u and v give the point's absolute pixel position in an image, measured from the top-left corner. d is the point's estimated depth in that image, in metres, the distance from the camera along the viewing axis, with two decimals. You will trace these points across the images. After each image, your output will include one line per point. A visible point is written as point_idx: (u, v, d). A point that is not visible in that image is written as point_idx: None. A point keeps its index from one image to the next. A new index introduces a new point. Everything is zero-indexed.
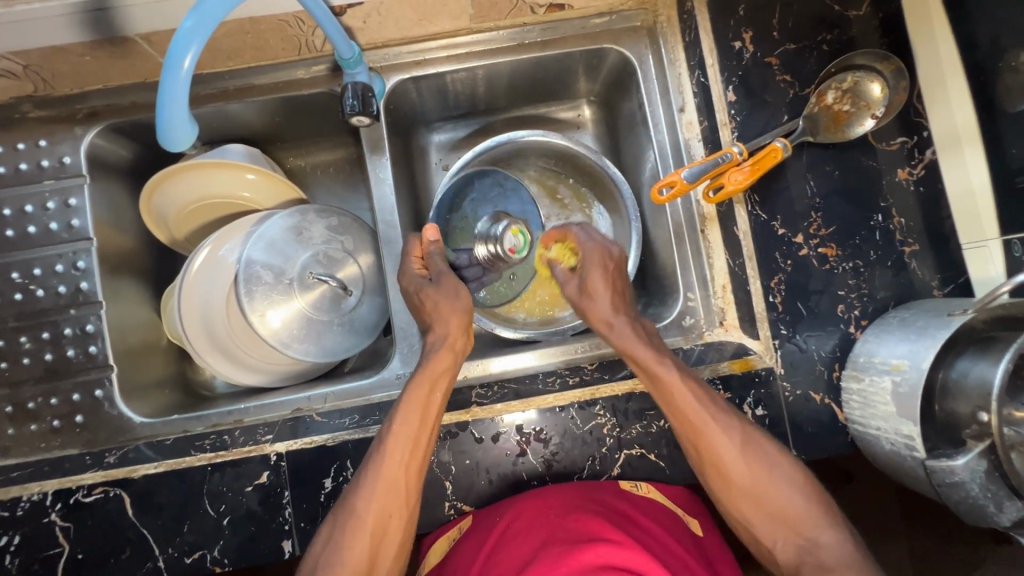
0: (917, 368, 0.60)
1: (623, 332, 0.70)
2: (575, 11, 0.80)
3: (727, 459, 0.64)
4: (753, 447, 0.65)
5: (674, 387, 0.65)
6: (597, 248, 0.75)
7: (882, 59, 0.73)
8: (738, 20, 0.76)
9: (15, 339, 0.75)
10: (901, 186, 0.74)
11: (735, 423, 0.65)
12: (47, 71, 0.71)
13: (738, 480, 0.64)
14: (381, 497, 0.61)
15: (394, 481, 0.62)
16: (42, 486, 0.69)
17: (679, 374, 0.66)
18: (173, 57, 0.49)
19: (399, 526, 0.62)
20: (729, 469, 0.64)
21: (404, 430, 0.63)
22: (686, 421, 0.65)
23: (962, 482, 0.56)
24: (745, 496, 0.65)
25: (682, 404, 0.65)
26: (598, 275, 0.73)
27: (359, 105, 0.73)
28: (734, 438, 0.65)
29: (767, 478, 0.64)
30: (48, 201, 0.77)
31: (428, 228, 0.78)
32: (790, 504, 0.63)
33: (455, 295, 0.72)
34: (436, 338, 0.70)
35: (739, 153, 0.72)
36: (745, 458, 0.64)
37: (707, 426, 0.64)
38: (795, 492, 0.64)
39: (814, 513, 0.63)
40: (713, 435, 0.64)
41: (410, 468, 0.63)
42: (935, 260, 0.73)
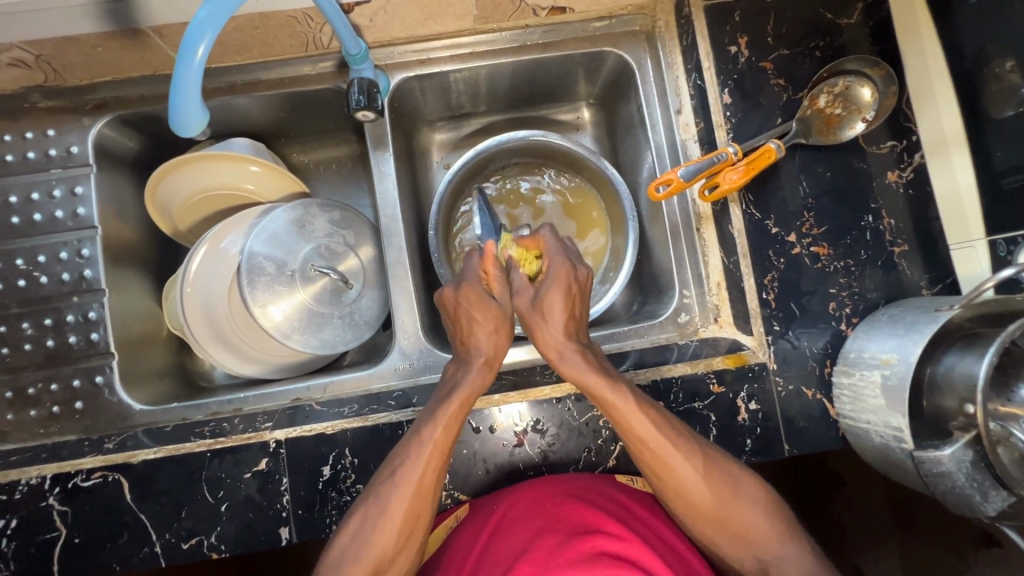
0: (905, 361, 0.62)
1: (573, 361, 0.66)
2: (576, 14, 0.83)
3: (690, 485, 0.64)
4: (717, 467, 0.65)
5: (629, 414, 0.63)
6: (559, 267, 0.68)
7: (872, 65, 0.75)
8: (734, 25, 0.79)
9: (17, 325, 0.76)
10: (891, 188, 0.77)
11: (696, 448, 0.65)
12: (58, 61, 0.73)
13: (706, 506, 0.64)
14: (410, 499, 0.62)
15: (425, 482, 0.62)
16: (40, 470, 0.70)
17: (635, 400, 0.64)
18: (187, 45, 0.51)
19: (423, 524, 0.63)
20: (693, 496, 0.64)
21: (442, 434, 0.63)
22: (649, 452, 0.64)
23: (949, 472, 0.57)
24: (711, 520, 0.64)
25: (640, 433, 0.63)
26: (558, 292, 0.66)
27: (365, 100, 0.75)
28: (696, 462, 0.64)
29: (731, 497, 0.64)
30: (54, 189, 0.78)
31: (493, 244, 0.71)
32: (756, 524, 0.64)
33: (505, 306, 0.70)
34: (479, 345, 0.69)
35: (734, 153, 0.74)
36: (709, 481, 0.64)
37: (669, 456, 0.63)
38: (759, 511, 0.64)
39: (776, 530, 0.64)
40: (678, 464, 0.63)
41: (440, 469, 0.64)
42: (923, 260, 0.75)
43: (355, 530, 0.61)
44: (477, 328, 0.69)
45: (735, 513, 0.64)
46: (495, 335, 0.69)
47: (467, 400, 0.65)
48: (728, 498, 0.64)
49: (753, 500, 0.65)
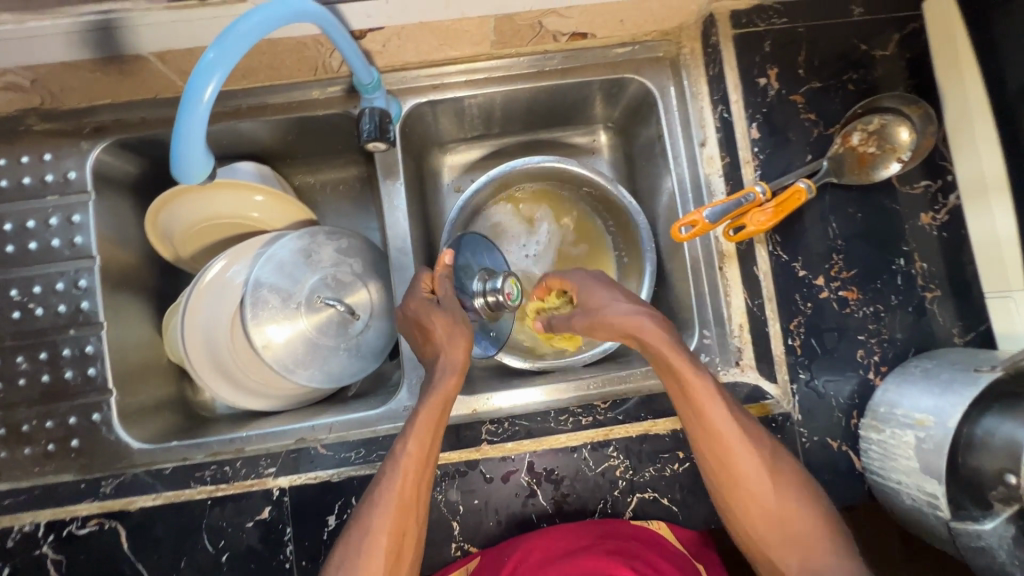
0: (942, 425, 0.59)
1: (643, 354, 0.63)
2: (597, 40, 0.79)
3: (758, 482, 0.61)
4: (787, 472, 0.62)
5: (704, 402, 0.61)
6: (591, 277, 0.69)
7: (910, 103, 0.71)
8: (764, 56, 0.75)
9: (12, 359, 0.73)
10: (924, 230, 0.73)
11: (767, 444, 0.62)
12: (55, 85, 0.69)
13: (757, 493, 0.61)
14: (394, 515, 0.59)
15: (407, 498, 0.60)
16: (34, 515, 0.67)
17: (714, 385, 0.62)
18: (192, 91, 0.47)
19: (412, 544, 0.61)
20: (759, 491, 0.61)
21: (416, 446, 0.61)
22: (708, 437, 0.62)
23: (988, 547, 0.56)
24: (770, 523, 0.60)
25: (716, 424, 0.61)
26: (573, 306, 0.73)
27: (376, 130, 0.71)
28: (763, 456, 0.62)
29: (792, 506, 0.60)
30: (51, 217, 0.74)
31: (447, 252, 0.72)
32: (812, 532, 0.59)
33: (460, 318, 0.67)
34: (440, 353, 0.66)
35: (762, 192, 0.71)
36: (776, 479, 0.61)
37: (738, 446, 0.61)
38: (820, 521, 0.60)
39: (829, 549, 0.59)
40: (749, 462, 0.61)
41: (421, 484, 0.61)
42: (956, 308, 0.72)
43: (341, 556, 0.59)
44: (436, 335, 0.66)
45: (796, 518, 0.60)
46: (449, 335, 0.66)
47: (439, 408, 0.63)
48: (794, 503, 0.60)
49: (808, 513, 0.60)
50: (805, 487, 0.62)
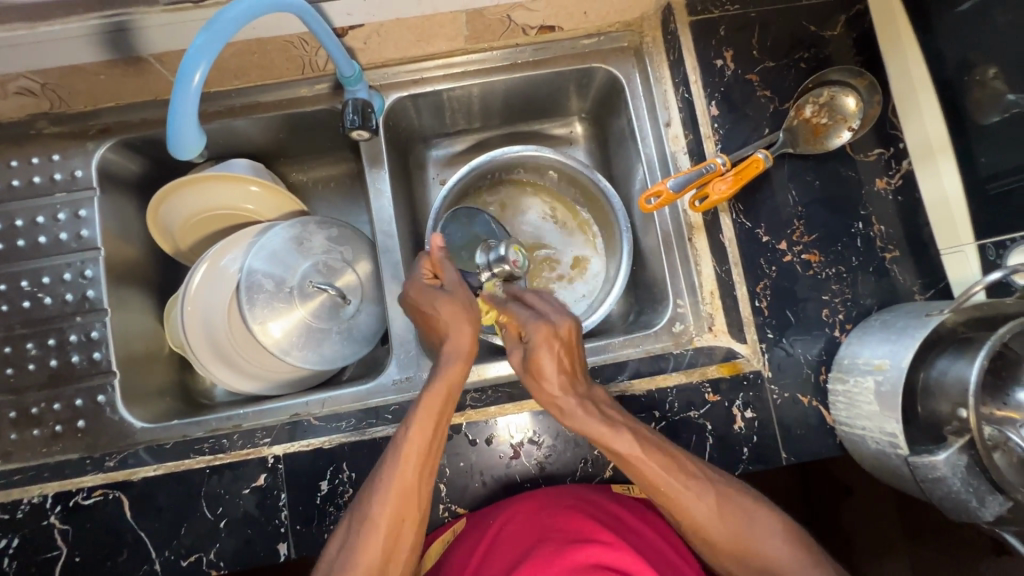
0: (897, 366, 0.62)
1: (574, 414, 0.64)
2: (565, 32, 0.85)
3: (702, 522, 0.63)
4: (736, 504, 0.64)
5: (633, 458, 0.63)
6: (541, 328, 0.63)
7: (856, 75, 0.77)
8: (720, 39, 0.80)
9: (22, 345, 0.77)
10: (880, 195, 0.77)
11: (710, 487, 0.64)
12: (63, 89, 0.75)
13: (720, 540, 0.63)
14: (393, 501, 0.62)
15: (408, 482, 0.62)
16: (42, 489, 0.70)
17: (638, 443, 0.63)
18: (184, 72, 0.52)
19: (412, 527, 0.63)
20: (708, 528, 0.63)
21: (417, 435, 0.63)
22: (653, 489, 0.63)
23: (943, 477, 0.57)
24: (729, 552, 0.63)
25: (650, 473, 0.63)
26: (544, 354, 0.63)
27: (359, 119, 0.76)
28: (711, 500, 0.63)
29: (751, 539, 0.63)
30: (59, 212, 0.80)
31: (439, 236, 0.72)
32: (775, 559, 0.62)
33: (468, 306, 0.67)
34: (445, 340, 0.66)
35: (723, 163, 0.75)
36: (724, 518, 0.63)
37: (680, 505, 0.63)
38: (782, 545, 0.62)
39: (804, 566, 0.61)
40: (689, 507, 0.63)
41: (422, 471, 0.63)
42: (915, 266, 0.76)
43: (343, 538, 0.62)
44: (442, 319, 0.67)
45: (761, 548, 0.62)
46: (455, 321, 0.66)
47: (445, 398, 0.64)
48: (754, 532, 0.63)
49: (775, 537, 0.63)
50: (775, 516, 0.64)
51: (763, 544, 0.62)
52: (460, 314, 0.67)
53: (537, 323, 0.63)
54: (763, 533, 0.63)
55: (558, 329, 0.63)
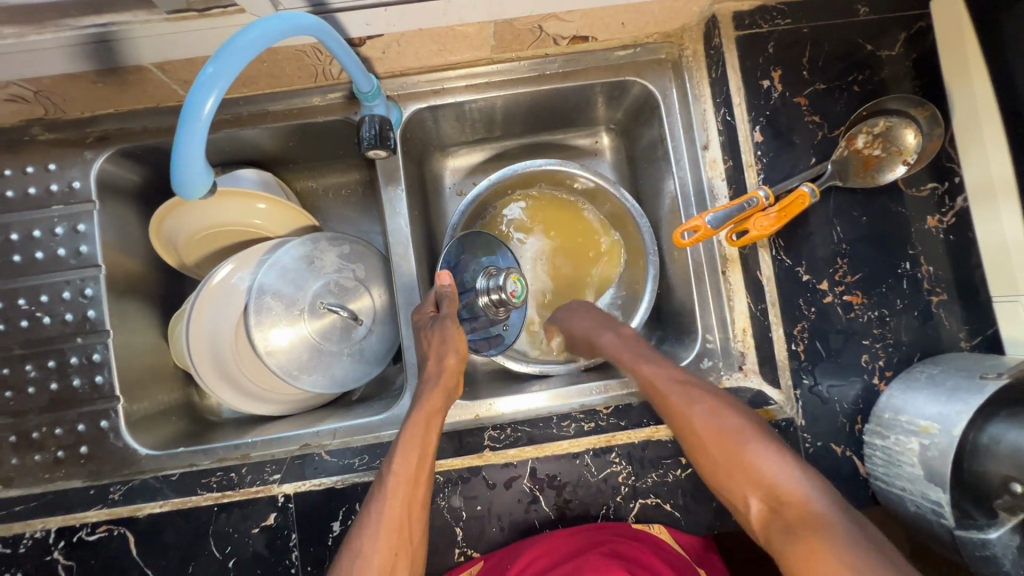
0: (947, 433, 0.58)
1: (611, 343, 0.73)
2: (599, 43, 0.78)
3: (746, 450, 0.58)
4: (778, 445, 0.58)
5: (636, 361, 0.69)
6: (587, 321, 0.78)
7: (916, 105, 0.71)
8: (768, 58, 0.74)
9: (20, 367, 0.74)
10: (930, 233, 0.72)
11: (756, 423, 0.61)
12: (57, 96, 0.70)
13: (711, 445, 0.60)
14: (387, 538, 0.59)
15: (396, 520, 0.60)
16: (46, 523, 0.69)
17: (657, 360, 0.69)
18: (192, 106, 0.47)
19: (407, 560, 0.59)
20: (703, 435, 0.60)
21: (401, 464, 0.62)
22: (657, 391, 0.65)
23: (994, 556, 0.56)
24: (730, 472, 0.58)
25: (648, 374, 0.67)
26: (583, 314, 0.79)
27: (376, 138, 0.71)
28: (705, 404, 0.62)
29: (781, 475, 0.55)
30: (56, 226, 0.75)
31: (445, 274, 0.75)
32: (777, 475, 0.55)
33: (451, 335, 0.70)
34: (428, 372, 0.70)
35: (766, 197, 0.70)
36: (717, 417, 0.61)
37: (738, 437, 0.59)
38: (782, 463, 0.56)
39: (805, 490, 0.54)
40: (741, 442, 0.58)
41: (410, 505, 0.61)
42: (963, 311, 0.71)
43: None
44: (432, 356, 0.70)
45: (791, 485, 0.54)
46: (441, 352, 0.69)
47: (430, 427, 0.65)
48: (752, 441, 0.58)
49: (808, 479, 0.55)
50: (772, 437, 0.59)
51: (751, 452, 0.58)
52: (447, 343, 0.69)
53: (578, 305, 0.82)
54: (760, 448, 0.58)
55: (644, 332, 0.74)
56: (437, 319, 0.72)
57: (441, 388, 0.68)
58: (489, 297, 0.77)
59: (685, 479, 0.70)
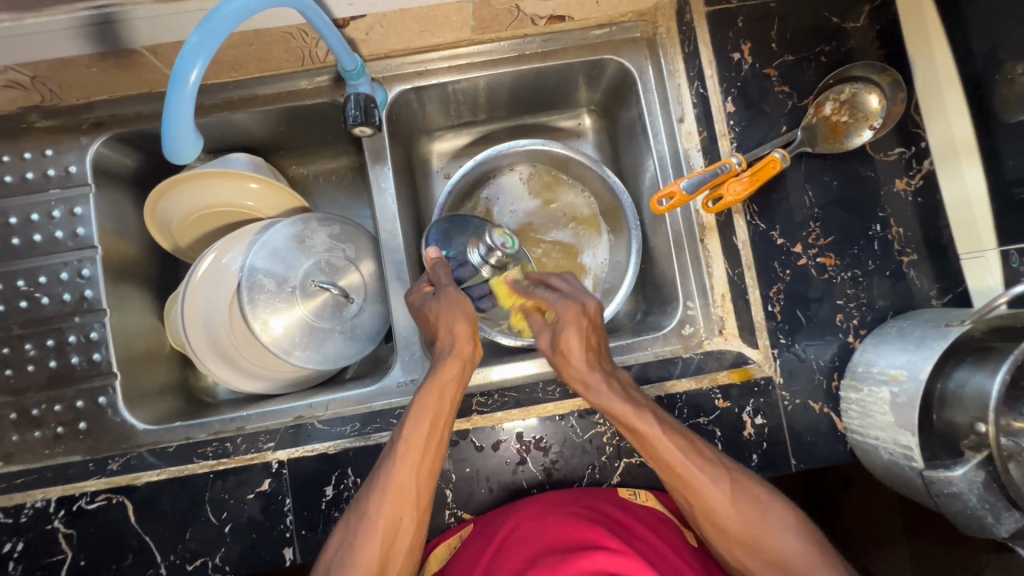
0: (915, 378, 0.60)
1: (600, 393, 0.66)
2: (575, 22, 0.81)
3: (719, 509, 0.62)
4: (748, 494, 0.63)
5: (655, 439, 0.63)
6: (571, 306, 0.69)
7: (879, 72, 0.74)
8: (737, 31, 0.77)
9: (20, 346, 0.76)
10: (900, 196, 0.75)
11: (725, 474, 0.63)
12: (53, 82, 0.72)
13: (732, 530, 0.62)
14: (390, 501, 0.61)
15: (403, 487, 0.62)
16: (45, 493, 0.70)
17: (662, 425, 0.64)
18: (179, 71, 0.50)
19: (410, 527, 0.62)
20: (721, 517, 0.62)
21: (417, 431, 0.64)
22: (674, 475, 0.63)
23: (960, 493, 0.57)
24: (740, 543, 0.62)
25: (671, 459, 0.63)
26: (574, 332, 0.68)
27: (361, 115, 0.74)
28: (726, 489, 0.63)
29: (761, 527, 0.62)
30: (54, 209, 0.78)
31: (433, 250, 0.77)
32: (783, 545, 0.61)
33: (458, 303, 0.70)
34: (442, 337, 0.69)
35: (739, 163, 0.73)
36: (737, 501, 0.62)
37: (755, 518, 0.62)
38: (789, 534, 0.62)
39: (811, 559, 0.60)
40: (697, 477, 0.63)
41: (419, 472, 0.63)
42: (933, 269, 0.74)
43: (341, 539, 0.61)
44: (442, 320, 0.69)
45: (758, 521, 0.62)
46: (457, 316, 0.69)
47: (443, 398, 0.66)
48: (763, 520, 0.62)
49: (781, 523, 0.62)
50: (787, 509, 0.63)
51: (763, 532, 0.62)
52: (454, 310, 0.69)
53: (567, 305, 0.70)
54: (773, 521, 0.62)
55: (585, 307, 0.70)
56: (436, 294, 0.72)
57: (457, 356, 0.68)
58: (490, 264, 0.79)
59: None
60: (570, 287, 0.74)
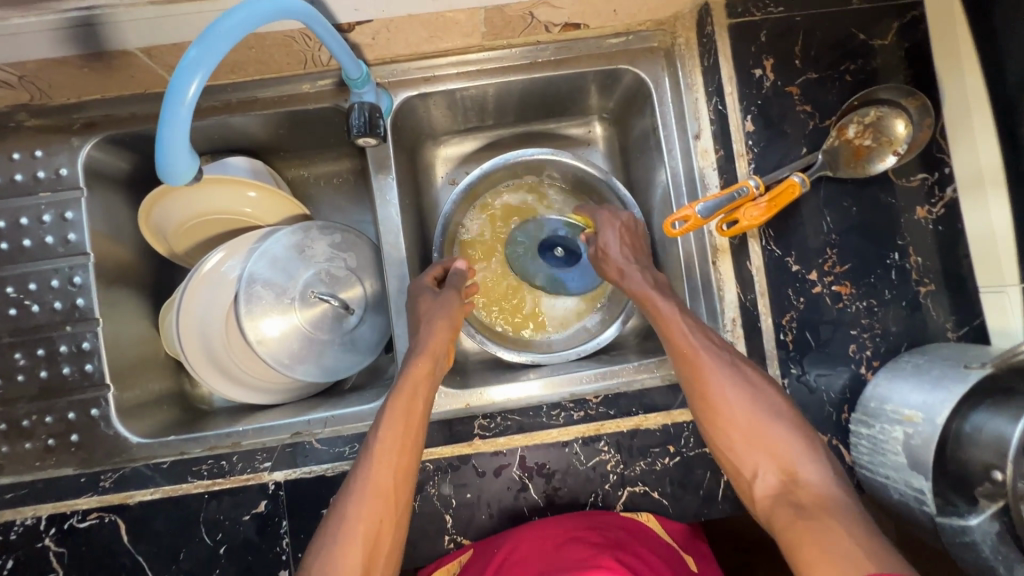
0: (931, 422, 0.59)
1: (636, 283, 0.75)
2: (591, 30, 0.78)
3: (718, 392, 0.65)
4: (752, 382, 0.65)
5: (669, 317, 0.70)
6: (608, 215, 0.81)
7: (907, 95, 0.70)
8: (760, 46, 0.74)
9: (10, 355, 0.74)
10: (920, 224, 0.73)
11: (730, 360, 0.66)
12: (42, 81, 0.69)
13: (727, 410, 0.65)
14: (371, 501, 0.59)
15: (382, 486, 0.60)
16: (35, 511, 0.70)
17: (677, 308, 0.70)
18: (174, 92, 0.47)
19: (391, 528, 0.60)
20: (720, 404, 0.65)
21: (397, 430, 0.63)
22: (683, 357, 0.67)
23: (973, 542, 0.57)
24: (736, 425, 0.64)
25: (679, 341, 0.68)
26: (611, 232, 0.79)
27: (366, 126, 0.70)
28: (730, 375, 0.65)
29: (756, 411, 0.64)
30: (44, 214, 0.75)
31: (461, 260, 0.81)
32: (776, 432, 0.63)
33: (445, 305, 0.74)
34: (417, 341, 0.71)
35: (756, 187, 0.70)
36: (742, 384, 0.65)
37: (760, 413, 0.64)
38: (781, 421, 0.63)
39: (795, 444, 0.62)
40: (706, 362, 0.66)
41: (399, 471, 0.62)
42: (950, 302, 0.72)
43: (319, 547, 0.57)
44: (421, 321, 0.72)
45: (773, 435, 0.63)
46: (439, 311, 0.73)
47: (415, 397, 0.66)
48: (757, 403, 0.64)
49: (777, 412, 0.64)
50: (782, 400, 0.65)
51: (757, 414, 0.64)
52: (440, 310, 0.73)
53: (604, 214, 0.81)
54: (770, 411, 0.64)
55: (630, 217, 0.81)
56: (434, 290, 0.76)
57: (427, 358, 0.69)
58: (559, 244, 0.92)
59: (673, 467, 0.70)
60: (606, 216, 0.81)
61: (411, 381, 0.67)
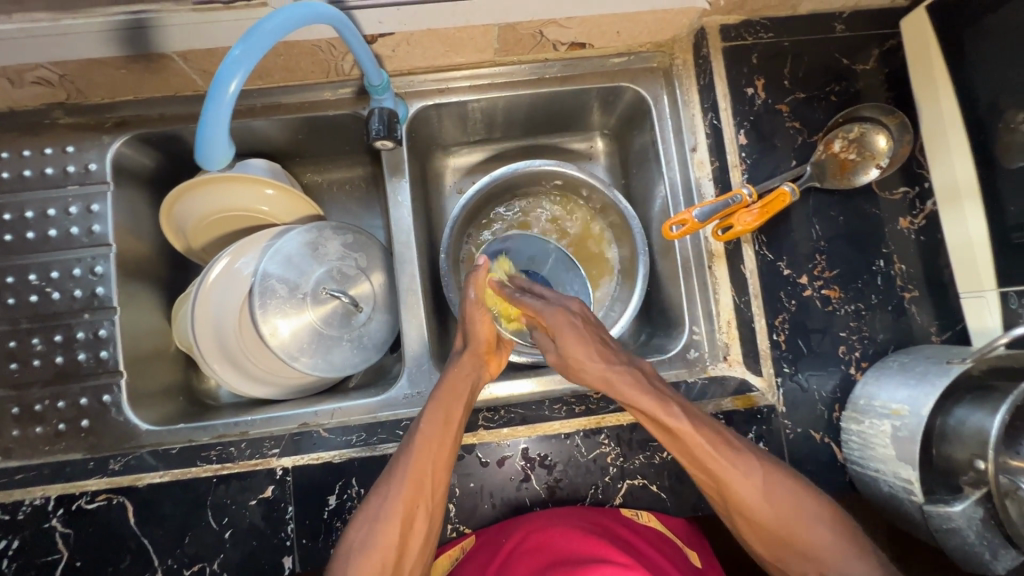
0: (916, 415, 0.62)
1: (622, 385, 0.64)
2: (596, 50, 0.83)
3: (751, 503, 0.61)
4: (777, 484, 0.62)
5: (684, 431, 0.62)
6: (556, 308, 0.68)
7: (888, 114, 0.76)
8: (752, 67, 0.79)
9: (27, 340, 0.76)
10: (903, 234, 0.77)
11: (753, 461, 0.63)
12: (81, 81, 0.73)
13: (763, 521, 0.62)
14: (408, 495, 0.61)
15: (422, 476, 0.62)
16: (45, 491, 0.70)
17: (688, 417, 0.62)
18: (219, 81, 0.51)
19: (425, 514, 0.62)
20: (754, 514, 0.62)
21: (441, 427, 0.65)
22: (700, 469, 0.63)
23: (958, 528, 0.59)
24: (771, 534, 0.62)
25: (698, 453, 0.62)
26: (572, 341, 0.65)
27: (385, 129, 0.75)
28: (757, 481, 0.62)
29: (796, 519, 0.61)
30: (71, 206, 0.78)
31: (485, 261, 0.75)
32: (817, 539, 0.60)
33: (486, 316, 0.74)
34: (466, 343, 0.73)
35: (749, 195, 0.75)
36: (769, 496, 0.61)
37: (795, 518, 0.61)
38: (818, 526, 0.61)
39: (839, 547, 0.60)
40: (728, 472, 0.62)
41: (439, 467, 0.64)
42: (934, 307, 0.76)
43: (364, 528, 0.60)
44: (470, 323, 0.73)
45: (801, 530, 0.61)
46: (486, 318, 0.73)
47: (458, 395, 0.67)
48: (794, 511, 0.61)
49: (816, 516, 0.61)
50: (818, 501, 0.62)
51: (798, 525, 0.61)
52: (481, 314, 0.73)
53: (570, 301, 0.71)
54: (808, 516, 0.61)
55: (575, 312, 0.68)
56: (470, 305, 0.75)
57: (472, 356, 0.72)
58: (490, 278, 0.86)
59: (672, 461, 0.72)
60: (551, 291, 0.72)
61: (454, 375, 0.69)
